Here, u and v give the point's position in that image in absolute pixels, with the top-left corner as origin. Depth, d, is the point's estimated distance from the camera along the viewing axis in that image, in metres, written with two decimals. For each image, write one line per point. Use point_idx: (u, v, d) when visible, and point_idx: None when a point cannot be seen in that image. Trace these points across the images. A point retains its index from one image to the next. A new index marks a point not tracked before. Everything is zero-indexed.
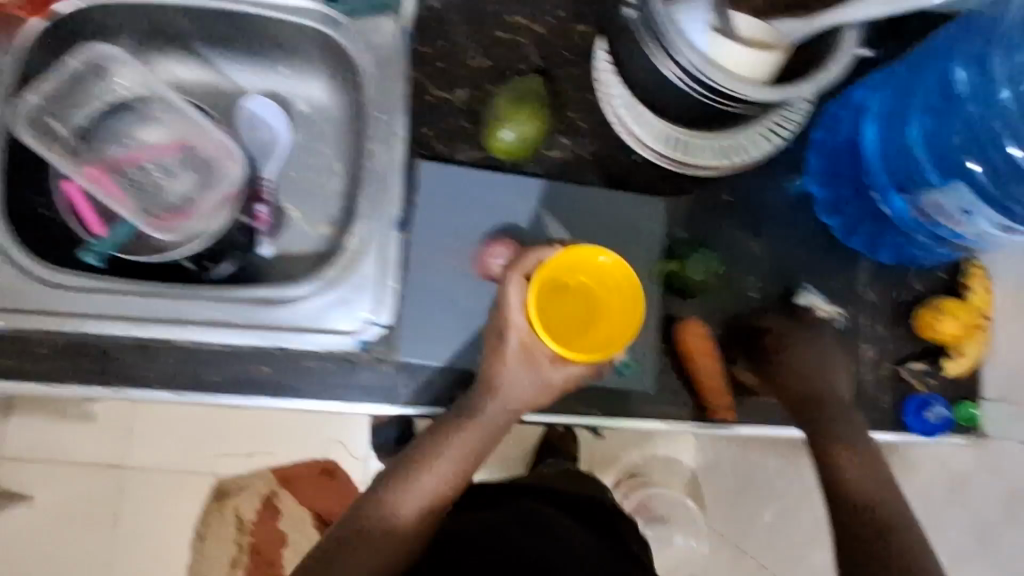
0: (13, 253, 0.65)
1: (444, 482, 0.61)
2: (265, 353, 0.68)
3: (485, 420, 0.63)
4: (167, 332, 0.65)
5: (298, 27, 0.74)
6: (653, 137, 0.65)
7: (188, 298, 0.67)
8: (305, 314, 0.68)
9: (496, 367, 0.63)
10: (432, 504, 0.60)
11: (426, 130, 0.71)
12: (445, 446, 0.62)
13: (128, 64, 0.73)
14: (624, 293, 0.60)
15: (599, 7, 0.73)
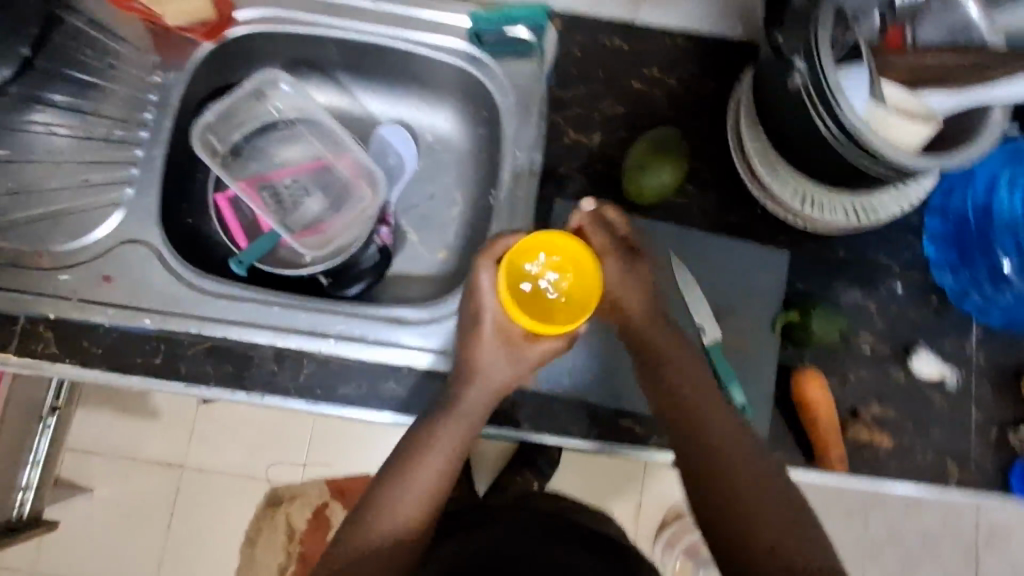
0: (171, 259, 0.70)
1: (424, 497, 0.58)
2: (395, 372, 0.69)
3: (465, 408, 0.62)
4: (307, 342, 0.68)
5: (442, 66, 0.78)
6: (786, 192, 0.68)
7: (322, 311, 0.70)
8: (430, 339, 0.71)
9: (472, 352, 0.63)
10: (418, 500, 0.57)
11: (561, 171, 0.74)
12: (422, 454, 0.59)
13: (285, 88, 0.78)
14: (590, 272, 0.57)
15: (730, 65, 0.77)
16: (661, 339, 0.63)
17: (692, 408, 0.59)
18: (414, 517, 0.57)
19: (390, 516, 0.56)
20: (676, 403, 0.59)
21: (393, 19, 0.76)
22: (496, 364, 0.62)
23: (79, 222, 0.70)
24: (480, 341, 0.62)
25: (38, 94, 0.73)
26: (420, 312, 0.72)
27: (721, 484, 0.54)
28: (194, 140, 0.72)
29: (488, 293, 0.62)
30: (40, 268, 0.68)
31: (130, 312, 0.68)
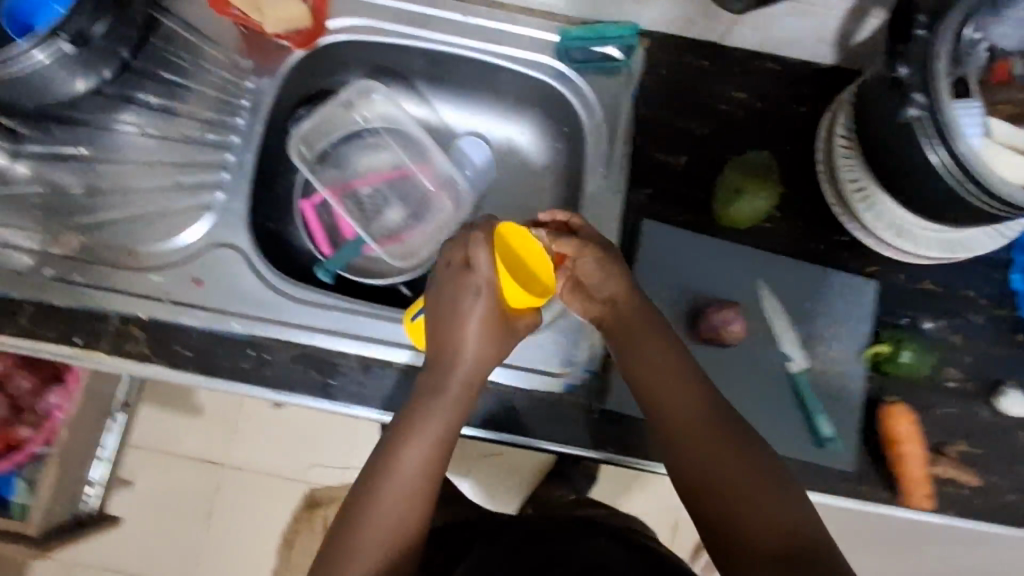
0: (259, 265, 0.71)
1: (412, 488, 0.57)
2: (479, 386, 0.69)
3: (448, 393, 0.60)
4: (393, 353, 0.69)
5: (525, 80, 0.77)
6: (878, 224, 0.68)
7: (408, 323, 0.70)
8: (518, 354, 0.70)
9: (454, 334, 0.60)
10: (408, 493, 0.57)
11: (647, 192, 0.74)
12: (404, 445, 0.58)
13: (380, 96, 0.79)
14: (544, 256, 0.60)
15: (820, 90, 0.76)
16: (637, 334, 0.62)
17: (670, 406, 0.58)
18: (404, 508, 0.56)
19: (379, 512, 0.56)
20: (656, 400, 0.59)
21: (483, 34, 0.75)
22: (479, 351, 0.60)
23: (168, 224, 0.70)
24: (465, 327, 0.59)
25: (125, 94, 0.72)
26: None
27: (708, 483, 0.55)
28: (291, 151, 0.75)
29: (488, 270, 0.59)
30: (132, 269, 0.69)
31: (219, 315, 0.68)
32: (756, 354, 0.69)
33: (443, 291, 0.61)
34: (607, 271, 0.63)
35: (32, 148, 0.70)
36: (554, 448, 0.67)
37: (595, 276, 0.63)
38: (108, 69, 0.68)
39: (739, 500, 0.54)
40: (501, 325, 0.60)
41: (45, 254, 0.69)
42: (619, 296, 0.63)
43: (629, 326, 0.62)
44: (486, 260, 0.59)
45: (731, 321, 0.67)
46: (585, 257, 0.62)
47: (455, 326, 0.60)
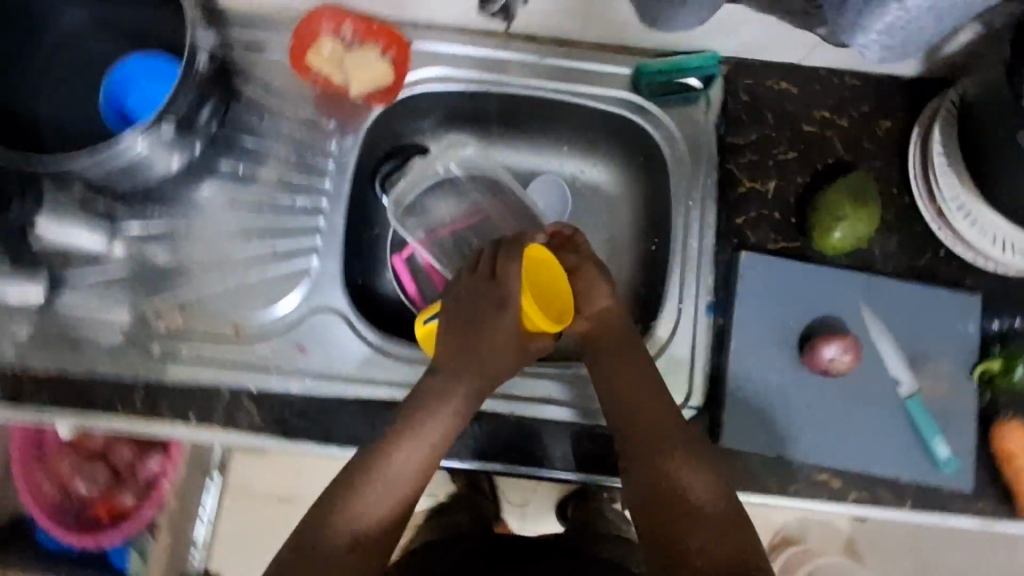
0: (362, 327, 0.71)
1: (405, 481, 0.60)
2: (569, 429, 0.71)
3: (456, 400, 0.64)
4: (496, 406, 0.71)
5: (602, 115, 0.78)
6: (982, 238, 0.67)
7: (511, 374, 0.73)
8: (560, 391, 0.72)
9: (469, 341, 0.65)
10: (402, 486, 0.60)
11: (738, 221, 0.73)
12: (403, 439, 0.61)
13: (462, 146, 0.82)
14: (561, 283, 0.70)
15: (904, 104, 0.76)
16: (617, 352, 0.67)
17: (643, 423, 0.62)
18: (389, 497, 0.59)
19: (373, 493, 0.59)
20: (629, 415, 0.63)
21: (560, 73, 0.76)
22: (490, 360, 0.65)
23: (266, 293, 0.71)
24: (483, 335, 0.65)
25: (210, 165, 0.73)
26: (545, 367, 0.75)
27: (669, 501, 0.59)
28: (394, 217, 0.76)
29: (517, 286, 0.65)
30: (236, 341, 0.70)
31: (328, 380, 0.69)
32: (868, 379, 0.69)
33: (463, 304, 0.66)
34: (598, 291, 0.69)
35: (129, 229, 0.72)
36: (556, 476, 0.70)
37: (589, 296, 0.69)
38: (198, 143, 0.70)
39: (694, 513, 0.57)
40: (517, 340, 0.66)
41: (150, 333, 0.70)
42: (602, 314, 0.69)
43: (611, 343, 0.68)
44: (514, 276, 0.65)
45: (841, 354, 0.67)
46: (587, 276, 0.69)
47: (471, 335, 0.65)
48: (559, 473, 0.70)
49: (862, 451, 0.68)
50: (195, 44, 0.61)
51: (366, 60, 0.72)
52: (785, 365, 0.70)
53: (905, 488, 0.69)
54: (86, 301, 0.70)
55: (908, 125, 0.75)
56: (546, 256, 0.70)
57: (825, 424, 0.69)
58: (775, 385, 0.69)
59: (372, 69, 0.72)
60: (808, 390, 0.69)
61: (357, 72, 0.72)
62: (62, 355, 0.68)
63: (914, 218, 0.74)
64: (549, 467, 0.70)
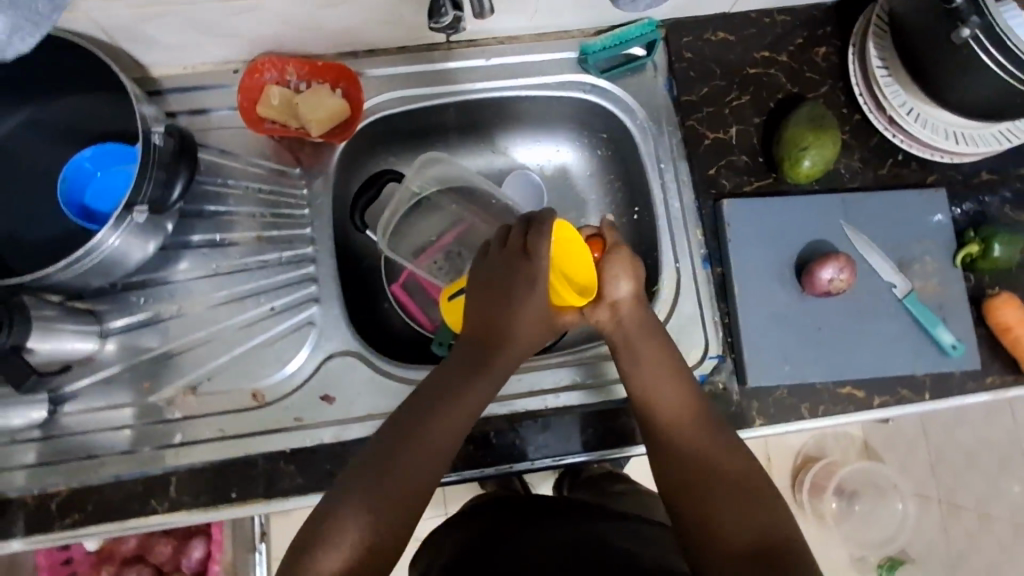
0: (374, 359, 0.70)
1: (428, 458, 0.59)
2: (606, 409, 0.73)
3: (480, 383, 0.64)
4: (513, 406, 0.72)
5: (561, 99, 0.79)
6: (936, 136, 0.71)
7: (534, 370, 0.75)
8: (572, 374, 0.74)
9: (501, 321, 0.67)
10: (423, 464, 0.59)
11: (712, 171, 0.76)
12: (411, 440, 0.59)
13: (443, 161, 0.78)
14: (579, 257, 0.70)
15: (834, 30, 0.80)
16: (643, 344, 0.68)
17: (667, 409, 0.65)
18: (402, 485, 0.57)
19: (395, 466, 0.58)
20: (652, 404, 0.66)
21: (511, 70, 0.77)
22: (500, 358, 0.67)
23: (274, 352, 0.70)
24: (508, 316, 0.67)
25: (184, 240, 0.71)
26: (555, 358, 0.77)
27: (686, 493, 0.60)
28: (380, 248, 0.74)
29: (546, 258, 0.67)
30: (256, 406, 0.68)
31: (356, 420, 0.68)
32: (866, 289, 0.73)
33: (487, 283, 0.69)
34: (623, 275, 0.69)
35: (117, 322, 0.69)
36: (570, 462, 0.71)
37: (613, 277, 0.69)
38: (170, 222, 0.67)
39: (715, 499, 0.58)
40: (540, 317, 0.69)
41: (165, 422, 0.68)
42: (622, 303, 0.70)
43: (635, 332, 0.69)
44: (544, 252, 0.67)
45: (839, 273, 0.69)
46: (614, 262, 0.70)
47: (494, 317, 0.67)
48: (570, 458, 0.71)
49: (876, 359, 0.72)
50: (147, 121, 0.60)
51: (318, 97, 0.70)
52: (787, 295, 0.72)
53: (921, 380, 0.72)
54: (92, 406, 0.68)
55: (842, 48, 0.79)
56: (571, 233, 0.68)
57: (837, 341, 0.72)
58: (784, 316, 0.72)
59: (326, 105, 0.70)
60: (814, 313, 0.72)
61: (312, 111, 0.70)
62: (79, 467, 0.66)
63: (869, 131, 0.78)
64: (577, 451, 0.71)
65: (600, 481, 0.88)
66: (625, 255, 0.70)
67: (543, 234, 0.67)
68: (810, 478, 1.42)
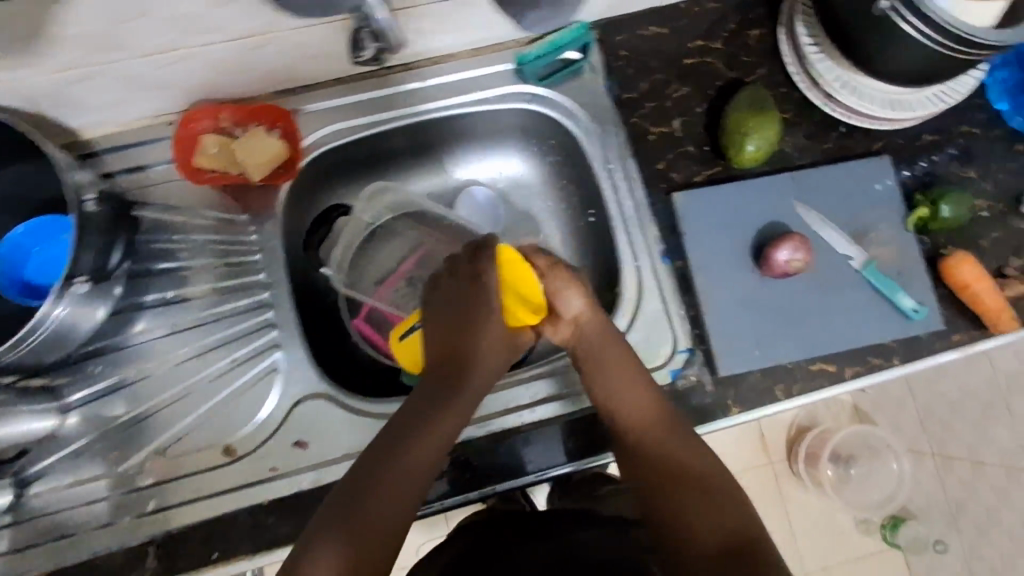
0: (343, 398, 0.69)
1: (406, 482, 0.58)
2: (583, 418, 0.72)
3: (452, 407, 0.63)
4: (492, 425, 0.71)
5: (502, 113, 0.78)
6: (873, 106, 0.72)
7: (510, 387, 0.74)
8: (549, 386, 0.74)
9: (462, 347, 0.68)
10: (402, 490, 0.57)
11: (661, 166, 0.76)
12: (390, 466, 0.58)
13: (389, 187, 0.80)
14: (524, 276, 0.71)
15: (765, 10, 0.80)
16: (608, 352, 0.68)
17: (633, 413, 0.66)
18: (382, 511, 0.55)
19: (373, 493, 0.56)
20: (618, 410, 0.67)
21: (450, 90, 0.76)
22: (469, 380, 0.66)
23: (242, 403, 0.69)
24: (468, 339, 0.68)
25: (136, 301, 0.70)
26: (527, 371, 0.76)
27: (656, 496, 0.60)
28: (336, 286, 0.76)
29: (494, 281, 0.69)
30: (228, 462, 0.67)
31: (333, 462, 0.67)
32: (824, 264, 0.73)
33: (444, 313, 0.70)
34: (572, 292, 0.69)
35: (77, 395, 0.68)
36: (556, 474, 0.71)
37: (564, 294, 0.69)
38: (118, 286, 0.65)
39: (684, 498, 0.59)
40: (500, 341, 0.70)
41: (138, 491, 0.66)
42: (580, 315, 0.69)
43: (598, 342, 0.69)
44: (493, 275, 0.69)
45: (795, 253, 0.69)
46: (558, 281, 0.69)
47: (457, 343, 0.68)
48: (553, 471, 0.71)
49: (844, 331, 0.72)
50: (77, 189, 0.59)
51: (255, 140, 0.69)
52: (748, 280, 0.72)
53: (891, 346, 0.73)
54: (62, 484, 0.66)
55: (774, 27, 0.79)
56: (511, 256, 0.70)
57: (803, 320, 0.72)
58: (748, 301, 0.72)
59: (265, 149, 0.69)
60: (777, 295, 0.72)
61: (251, 155, 0.69)
62: (56, 548, 0.64)
63: (811, 107, 0.78)
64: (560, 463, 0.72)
65: (587, 487, 0.90)
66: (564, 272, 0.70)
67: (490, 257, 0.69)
68: (804, 448, 1.44)
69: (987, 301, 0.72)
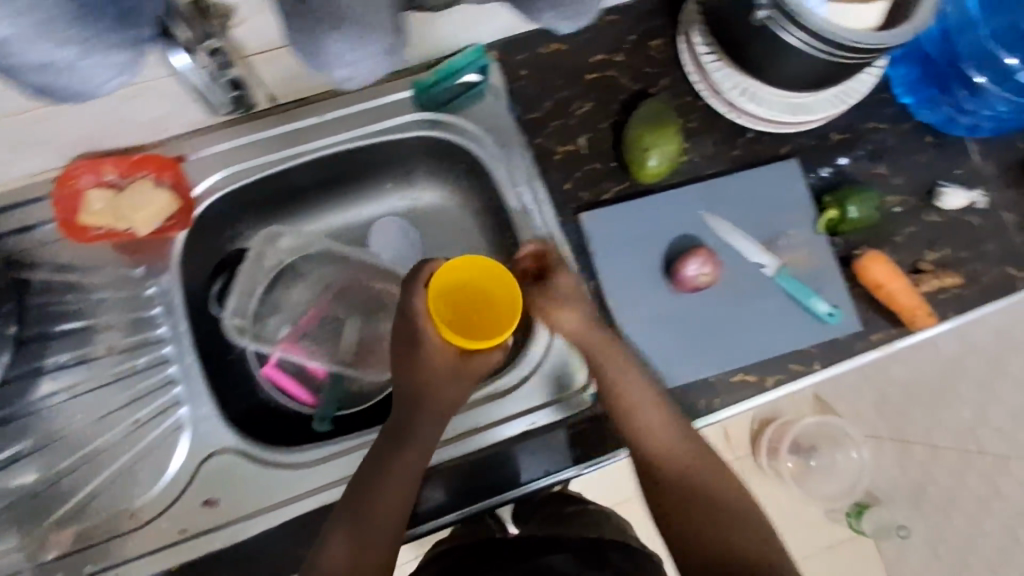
0: (252, 450, 0.68)
1: (393, 501, 0.59)
2: (506, 448, 0.71)
3: (420, 435, 0.62)
4: (477, 441, 0.70)
5: (404, 143, 0.76)
6: (773, 111, 0.71)
7: (484, 402, 0.71)
8: (535, 396, 0.72)
9: (419, 378, 0.63)
10: (394, 508, 0.58)
11: (569, 186, 0.74)
12: (376, 486, 0.59)
13: (287, 233, 0.78)
14: (468, 287, 0.60)
15: (665, 20, 0.79)
16: (606, 362, 0.65)
17: (645, 424, 0.62)
18: (375, 528, 0.57)
19: (367, 510, 0.58)
20: (626, 419, 0.63)
21: (346, 123, 0.73)
22: (432, 404, 0.63)
23: (152, 462, 0.67)
24: (420, 366, 0.63)
25: (34, 366, 0.67)
26: (503, 380, 0.72)
27: (673, 506, 0.60)
28: (230, 334, 0.73)
29: (423, 310, 0.62)
30: (137, 526, 0.65)
31: (246, 517, 0.65)
32: (737, 275, 0.73)
33: (403, 325, 0.65)
34: (562, 305, 0.65)
35: None
36: (532, 489, 0.72)
37: (557, 303, 0.65)
38: (4, 353, 0.64)
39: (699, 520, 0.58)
40: (451, 368, 0.62)
41: (43, 565, 0.63)
42: (569, 326, 0.65)
43: (591, 349, 0.65)
44: (420, 302, 0.62)
45: (702, 267, 0.69)
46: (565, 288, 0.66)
47: (413, 372, 0.64)
48: (534, 484, 0.72)
49: (762, 339, 0.72)
50: None
51: (141, 194, 0.66)
52: (661, 296, 0.72)
53: (812, 351, 0.72)
54: None
55: (676, 36, 0.78)
56: (441, 278, 0.60)
57: (718, 333, 0.71)
58: (663, 318, 0.71)
59: (152, 202, 0.66)
60: (692, 309, 0.72)
61: (138, 211, 0.66)
62: None
63: (718, 114, 0.77)
64: (527, 481, 0.72)
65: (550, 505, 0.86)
66: (564, 281, 0.66)
67: (417, 281, 0.63)
68: (767, 440, 1.43)
69: (902, 300, 0.71)
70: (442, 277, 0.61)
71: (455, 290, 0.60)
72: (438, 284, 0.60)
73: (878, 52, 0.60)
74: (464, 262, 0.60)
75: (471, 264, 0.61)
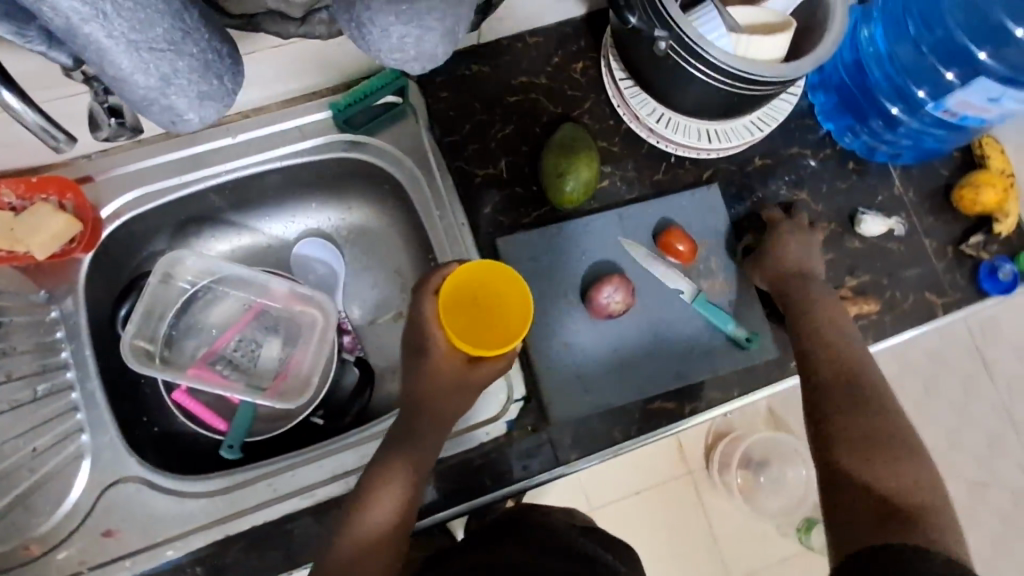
0: (151, 478, 0.66)
1: (400, 496, 0.58)
2: None
3: (426, 442, 0.61)
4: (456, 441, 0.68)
5: (322, 164, 0.75)
6: (690, 138, 0.71)
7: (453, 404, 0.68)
8: (489, 405, 0.69)
9: (420, 386, 0.62)
10: (401, 503, 0.58)
11: (488, 210, 0.74)
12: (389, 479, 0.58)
13: (191, 256, 0.73)
14: (482, 293, 0.57)
15: (588, 43, 0.78)
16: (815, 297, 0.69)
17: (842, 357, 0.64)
18: (386, 516, 0.57)
19: (382, 495, 0.58)
20: (835, 347, 0.65)
21: (258, 145, 0.72)
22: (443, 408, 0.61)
23: (53, 491, 0.65)
24: (426, 375, 0.61)
25: None
26: None
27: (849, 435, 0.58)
28: (127, 356, 0.68)
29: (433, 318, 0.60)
30: (36, 557, 0.63)
31: (149, 548, 0.64)
32: (654, 301, 0.72)
33: (411, 331, 0.63)
34: (787, 247, 0.71)
35: None
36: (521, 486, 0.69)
37: (784, 245, 0.71)
38: None
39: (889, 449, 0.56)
40: (454, 375, 0.60)
41: None
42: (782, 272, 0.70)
43: (797, 293, 0.69)
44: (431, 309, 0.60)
45: (615, 293, 0.69)
46: (796, 232, 0.72)
47: (420, 378, 0.62)
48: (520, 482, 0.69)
49: (679, 365, 0.71)
50: None
51: (39, 217, 0.64)
52: (578, 322, 0.71)
53: (730, 377, 0.73)
54: None
55: (598, 59, 0.78)
56: (454, 282, 0.57)
57: (633, 361, 0.71)
58: (580, 345, 0.71)
59: (50, 225, 0.64)
60: (609, 335, 0.71)
61: (34, 235, 0.64)
62: None
63: (640, 139, 0.77)
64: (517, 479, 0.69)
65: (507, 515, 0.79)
66: (802, 227, 0.73)
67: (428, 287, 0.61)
68: None
69: None
70: (456, 280, 0.57)
71: (470, 295, 0.57)
72: (452, 287, 0.57)
73: (780, 84, 0.60)
74: (465, 271, 0.57)
75: (476, 271, 0.57)
